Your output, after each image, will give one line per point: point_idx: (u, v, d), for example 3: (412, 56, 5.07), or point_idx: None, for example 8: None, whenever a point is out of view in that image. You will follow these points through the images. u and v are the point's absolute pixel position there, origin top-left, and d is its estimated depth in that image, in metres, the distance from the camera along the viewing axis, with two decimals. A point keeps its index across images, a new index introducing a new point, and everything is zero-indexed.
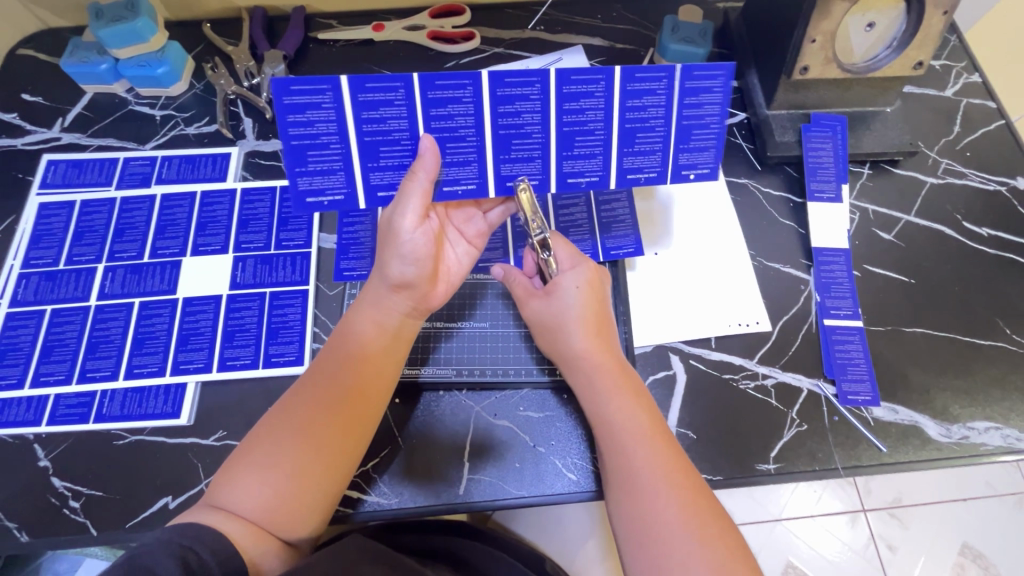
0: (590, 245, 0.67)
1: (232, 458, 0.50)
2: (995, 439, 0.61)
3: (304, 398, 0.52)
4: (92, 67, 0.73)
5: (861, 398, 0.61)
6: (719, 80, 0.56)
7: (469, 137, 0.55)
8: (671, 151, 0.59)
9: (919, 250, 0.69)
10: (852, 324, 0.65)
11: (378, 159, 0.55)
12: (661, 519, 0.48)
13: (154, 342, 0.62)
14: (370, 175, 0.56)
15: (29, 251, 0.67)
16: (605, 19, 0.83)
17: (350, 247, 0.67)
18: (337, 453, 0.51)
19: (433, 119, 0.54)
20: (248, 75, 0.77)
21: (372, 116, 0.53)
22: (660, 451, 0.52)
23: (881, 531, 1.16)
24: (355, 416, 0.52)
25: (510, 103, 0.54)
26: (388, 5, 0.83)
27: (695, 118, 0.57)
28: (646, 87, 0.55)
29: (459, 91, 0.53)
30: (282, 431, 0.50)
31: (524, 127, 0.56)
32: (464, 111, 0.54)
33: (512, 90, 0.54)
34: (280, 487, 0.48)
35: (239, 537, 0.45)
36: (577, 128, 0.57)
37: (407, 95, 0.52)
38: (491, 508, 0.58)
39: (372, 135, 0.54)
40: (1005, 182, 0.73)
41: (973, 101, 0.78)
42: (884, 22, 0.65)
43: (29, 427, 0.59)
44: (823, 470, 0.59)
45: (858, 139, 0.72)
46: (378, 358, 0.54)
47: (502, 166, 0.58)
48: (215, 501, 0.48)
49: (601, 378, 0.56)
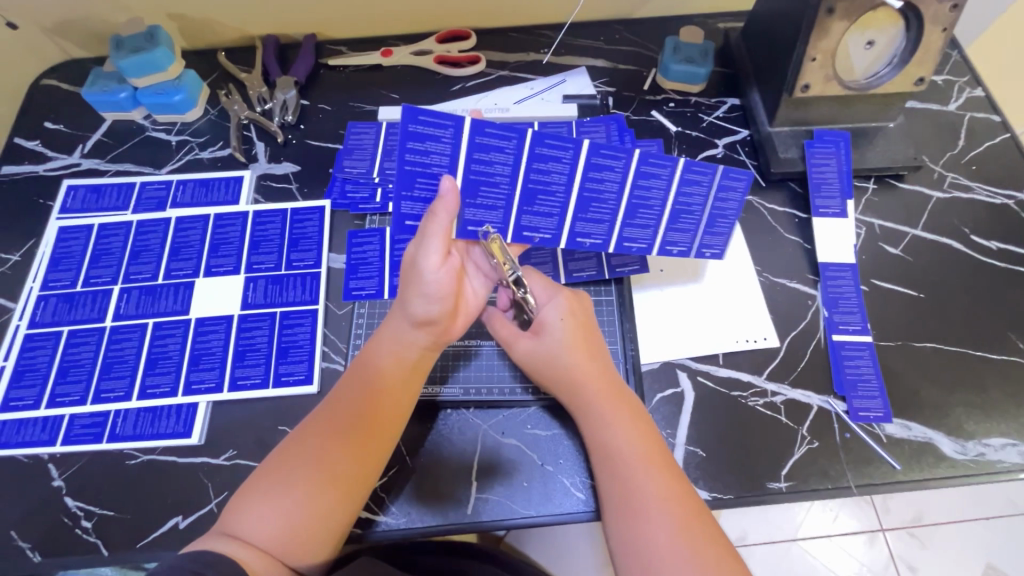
0: (596, 263, 0.68)
1: (245, 485, 0.50)
2: (1012, 455, 0.59)
3: (321, 428, 0.52)
4: (111, 96, 0.76)
5: (872, 415, 0.60)
6: (742, 183, 0.59)
7: (559, 193, 0.57)
8: (699, 234, 0.63)
9: (927, 264, 0.69)
10: (861, 339, 0.64)
11: (476, 198, 0.56)
12: (653, 547, 0.48)
13: (166, 362, 0.63)
14: (465, 211, 0.56)
15: (48, 273, 0.69)
16: (608, 41, 0.85)
17: (359, 267, 0.68)
18: (350, 486, 0.51)
19: (532, 172, 0.55)
20: (261, 100, 0.79)
21: (482, 158, 0.53)
22: (658, 474, 0.52)
23: (901, 551, 1.14)
24: (372, 449, 0.52)
25: (598, 171, 0.56)
26: (396, 31, 0.85)
27: (721, 211, 0.61)
28: (694, 178, 0.58)
29: (562, 152, 0.54)
30: (302, 465, 0.50)
31: (603, 193, 0.58)
32: (561, 170, 0.56)
33: (604, 160, 0.55)
34: (292, 516, 0.48)
35: (249, 562, 0.45)
36: (641, 202, 0.59)
37: (518, 145, 0.53)
38: (499, 529, 0.58)
39: (477, 175, 0.54)
40: (1012, 195, 0.73)
41: (977, 115, 0.78)
42: (883, 40, 0.66)
43: (44, 447, 0.60)
44: (837, 488, 0.58)
45: (862, 155, 0.73)
46: (395, 391, 0.55)
47: (577, 224, 0.60)
48: (228, 527, 0.48)
49: (599, 404, 0.56)
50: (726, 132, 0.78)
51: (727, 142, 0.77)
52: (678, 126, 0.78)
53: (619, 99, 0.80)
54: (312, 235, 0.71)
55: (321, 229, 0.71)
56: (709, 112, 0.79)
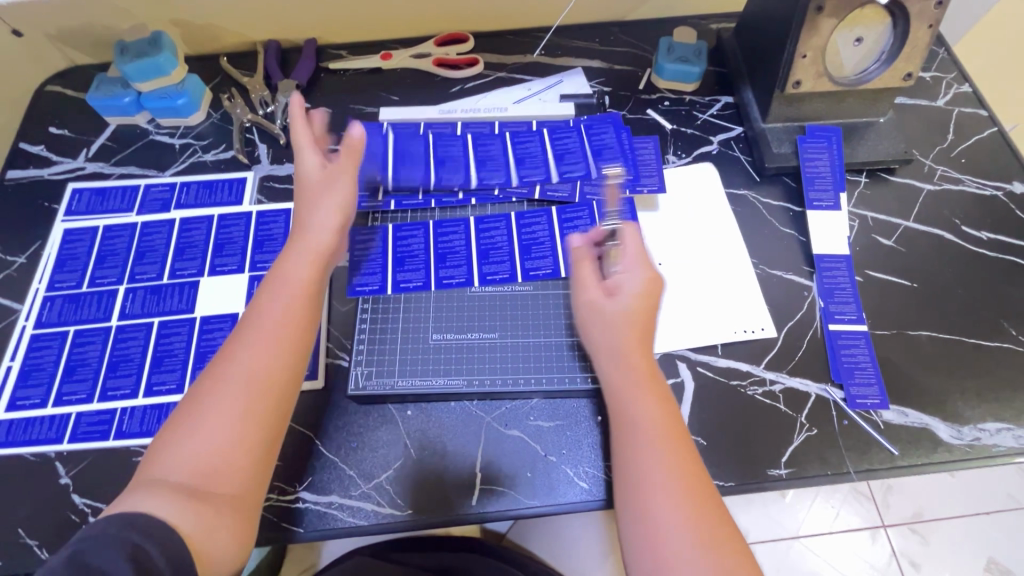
0: None
1: (161, 435, 0.47)
2: (1007, 440, 0.60)
3: (227, 360, 0.49)
4: (115, 100, 0.77)
5: (869, 402, 0.61)
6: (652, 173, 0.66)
7: (547, 243, 0.70)
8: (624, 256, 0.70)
9: (920, 254, 0.70)
10: (857, 329, 0.65)
11: (489, 261, 0.69)
12: (662, 525, 0.46)
13: (172, 359, 0.64)
14: (484, 270, 0.69)
15: (54, 274, 0.70)
16: (603, 42, 0.87)
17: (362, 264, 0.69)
18: (267, 393, 0.48)
19: (522, 233, 0.71)
20: (263, 104, 0.81)
21: (484, 232, 0.71)
22: (672, 448, 0.50)
23: (903, 547, 1.15)
24: (275, 373, 0.49)
25: (571, 222, 0.71)
26: (395, 35, 0.87)
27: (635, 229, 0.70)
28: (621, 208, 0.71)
29: (537, 219, 0.71)
30: (225, 383, 0.48)
31: (578, 233, 0.70)
32: (543, 228, 0.71)
33: (570, 215, 0.71)
34: (211, 458, 0.45)
35: (169, 517, 0.41)
36: (585, 235, 0.70)
37: (506, 224, 0.71)
38: (504, 518, 0.58)
39: (484, 244, 0.70)
40: (1001, 187, 0.74)
41: (965, 110, 0.80)
42: (871, 37, 0.67)
43: (51, 445, 0.60)
44: (836, 474, 0.59)
45: (853, 149, 0.74)
46: (297, 316, 0.52)
47: (571, 259, 0.69)
48: (147, 479, 0.44)
49: (629, 379, 0.54)
50: (720, 129, 0.79)
51: (722, 139, 0.78)
52: (673, 124, 0.79)
53: (615, 98, 0.82)
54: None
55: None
56: (704, 111, 0.80)
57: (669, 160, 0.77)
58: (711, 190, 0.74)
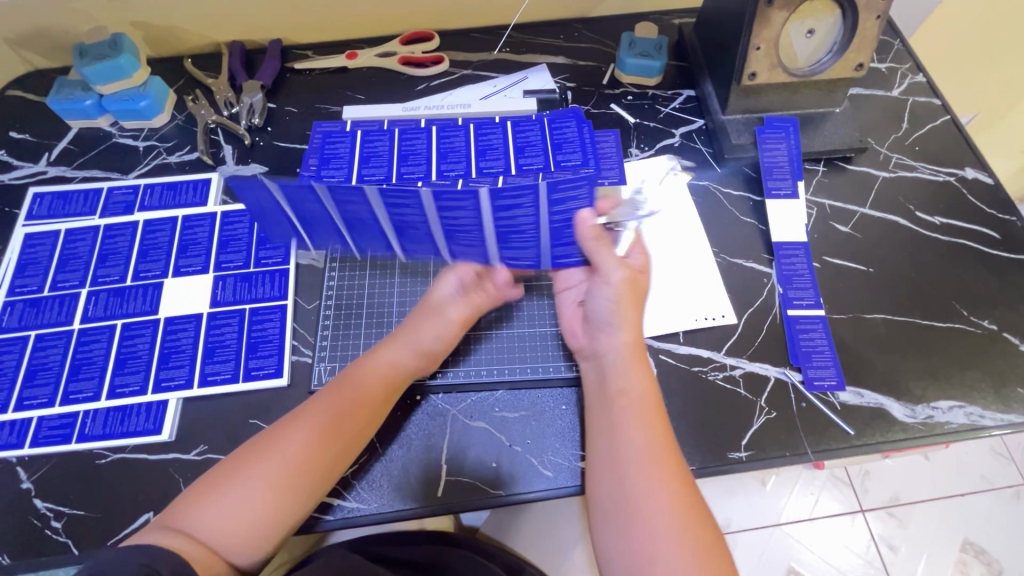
0: (533, 252, 0.64)
1: (209, 476, 0.52)
2: (958, 417, 0.62)
3: (294, 427, 0.55)
4: (76, 103, 0.76)
5: (826, 383, 0.63)
6: (583, 189, 0.57)
7: (472, 228, 0.60)
8: (547, 248, 0.64)
9: (875, 240, 0.72)
10: (814, 313, 0.67)
11: (405, 238, 0.64)
12: (637, 493, 0.51)
13: (135, 361, 0.64)
14: (403, 247, 0.65)
15: (15, 280, 0.69)
16: (567, 39, 0.88)
17: (262, 215, 0.64)
18: (333, 464, 0.55)
19: (444, 217, 0.58)
20: (227, 104, 0.81)
21: (394, 207, 0.58)
22: (653, 431, 0.54)
23: (882, 531, 1.17)
24: (339, 449, 0.55)
25: (507, 209, 0.57)
26: (361, 35, 0.87)
27: (562, 223, 0.61)
28: (568, 194, 0.57)
29: (463, 201, 0.56)
30: (280, 452, 0.53)
31: (518, 224, 0.60)
32: (468, 213, 0.58)
33: (509, 200, 0.56)
34: (248, 515, 0.50)
35: (196, 558, 0.47)
36: (511, 228, 0.60)
37: (419, 201, 0.56)
38: (470, 508, 0.59)
39: (395, 217, 0.59)
40: (954, 173, 0.76)
41: (919, 99, 0.82)
42: (822, 28, 0.69)
43: (12, 450, 0.60)
44: (794, 455, 0.60)
45: (810, 139, 0.76)
46: (378, 407, 0.58)
47: (505, 252, 0.64)
48: (181, 519, 0.49)
49: (618, 358, 0.59)
50: (682, 121, 0.80)
51: (684, 132, 0.80)
52: (636, 118, 0.81)
53: (578, 93, 0.83)
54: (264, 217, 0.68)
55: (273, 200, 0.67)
56: (666, 104, 0.82)
57: (632, 154, 0.78)
58: (671, 180, 0.76)
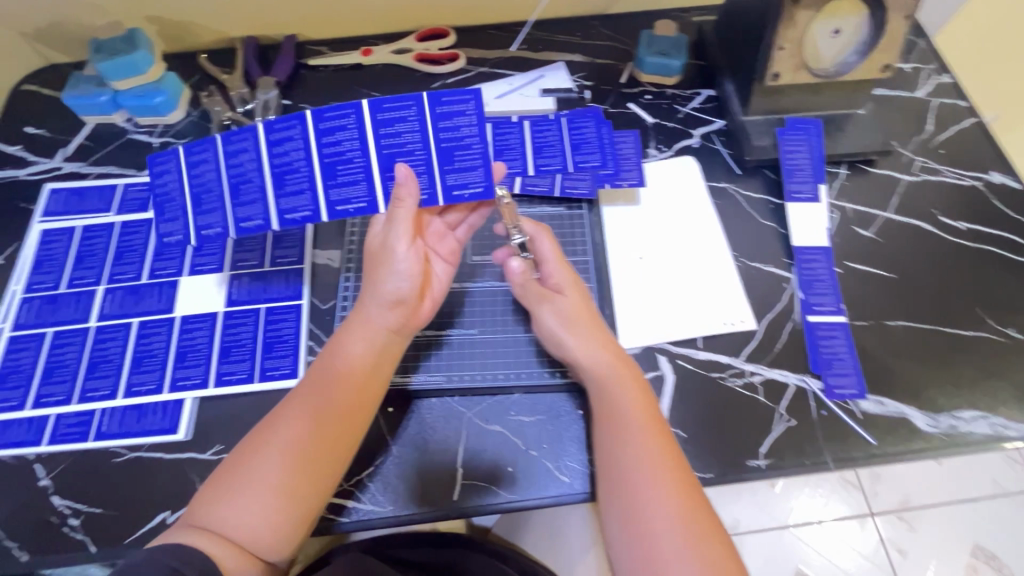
0: (429, 181, 0.59)
1: (219, 473, 0.50)
2: (982, 427, 0.61)
3: (286, 413, 0.52)
4: (92, 99, 0.76)
5: (847, 392, 0.62)
6: (469, 104, 0.59)
7: (417, 151, 0.58)
8: (441, 174, 0.59)
9: (898, 245, 0.71)
10: (835, 320, 0.66)
11: (336, 178, 0.59)
12: (649, 514, 0.50)
13: (152, 360, 0.64)
14: (330, 193, 0.59)
15: (31, 276, 0.69)
16: (585, 36, 0.86)
17: (240, 187, 0.62)
18: (328, 446, 0.51)
19: (382, 138, 0.58)
20: (242, 101, 0.80)
21: (329, 140, 0.59)
22: (655, 450, 0.53)
23: (891, 535, 1.17)
24: (334, 431, 0.52)
25: (448, 119, 0.59)
26: (376, 31, 0.86)
27: (456, 140, 0.59)
28: (453, 109, 0.59)
29: (405, 112, 0.58)
30: (277, 440, 0.51)
31: (461, 138, 0.59)
32: (409, 129, 0.58)
33: (448, 107, 0.58)
34: (257, 508, 0.48)
35: (222, 557, 0.46)
36: (453, 143, 0.59)
37: (358, 119, 0.58)
38: (487, 512, 0.58)
39: (331, 157, 0.59)
40: (979, 177, 0.75)
41: (944, 100, 0.80)
42: (849, 28, 0.67)
43: (30, 447, 0.60)
44: (814, 464, 0.59)
45: (833, 141, 0.75)
46: (363, 379, 0.55)
47: (448, 177, 0.59)
48: (198, 520, 0.48)
49: (610, 374, 0.57)
50: (701, 122, 0.79)
51: (703, 132, 0.78)
52: (655, 118, 0.79)
53: (596, 92, 0.81)
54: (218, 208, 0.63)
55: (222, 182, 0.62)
56: (685, 104, 0.80)
57: (650, 154, 0.77)
58: (689, 181, 0.75)
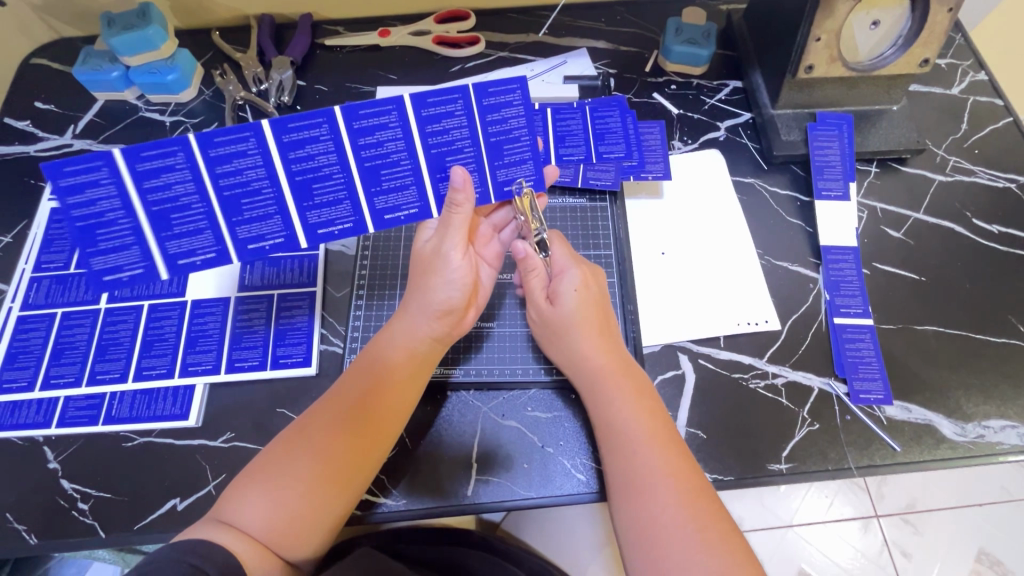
0: (479, 180, 0.57)
1: (244, 473, 0.49)
2: (1010, 437, 0.59)
3: (322, 416, 0.51)
4: (103, 74, 0.74)
5: (873, 397, 0.60)
6: (517, 94, 0.53)
7: (467, 148, 0.55)
8: (491, 169, 0.56)
9: (929, 247, 0.69)
10: (863, 322, 0.64)
11: (380, 183, 0.54)
12: (657, 519, 0.48)
13: (162, 344, 0.63)
14: (375, 200, 0.55)
15: (41, 255, 0.68)
16: (609, 22, 0.84)
17: (241, 198, 0.52)
18: (363, 455, 0.51)
19: (428, 136, 0.53)
20: (256, 80, 0.78)
21: (368, 141, 0.52)
22: (657, 454, 0.51)
23: (895, 537, 1.16)
24: (372, 438, 0.51)
25: (496, 111, 0.54)
26: (394, 12, 0.84)
27: (506, 134, 0.55)
28: (502, 100, 0.53)
29: (451, 105, 0.52)
30: (313, 443, 0.50)
31: (510, 131, 0.55)
32: (457, 124, 0.53)
33: (495, 98, 0.53)
34: (285, 508, 0.47)
35: (244, 555, 0.45)
36: (503, 137, 0.55)
37: (400, 116, 0.52)
38: (500, 509, 0.57)
39: (371, 161, 0.53)
40: (1014, 179, 0.72)
41: (980, 98, 0.77)
42: (888, 21, 0.65)
43: (39, 429, 0.59)
44: (837, 469, 0.58)
45: (865, 138, 0.72)
46: (405, 386, 0.54)
47: (498, 172, 0.57)
48: (222, 516, 0.47)
49: (603, 377, 0.56)
50: (728, 114, 0.77)
51: (729, 125, 0.76)
52: (680, 108, 0.77)
53: (620, 81, 0.79)
54: (203, 227, 0.53)
55: (209, 200, 0.51)
56: (711, 95, 0.78)
57: (675, 146, 0.75)
58: (715, 176, 0.73)
